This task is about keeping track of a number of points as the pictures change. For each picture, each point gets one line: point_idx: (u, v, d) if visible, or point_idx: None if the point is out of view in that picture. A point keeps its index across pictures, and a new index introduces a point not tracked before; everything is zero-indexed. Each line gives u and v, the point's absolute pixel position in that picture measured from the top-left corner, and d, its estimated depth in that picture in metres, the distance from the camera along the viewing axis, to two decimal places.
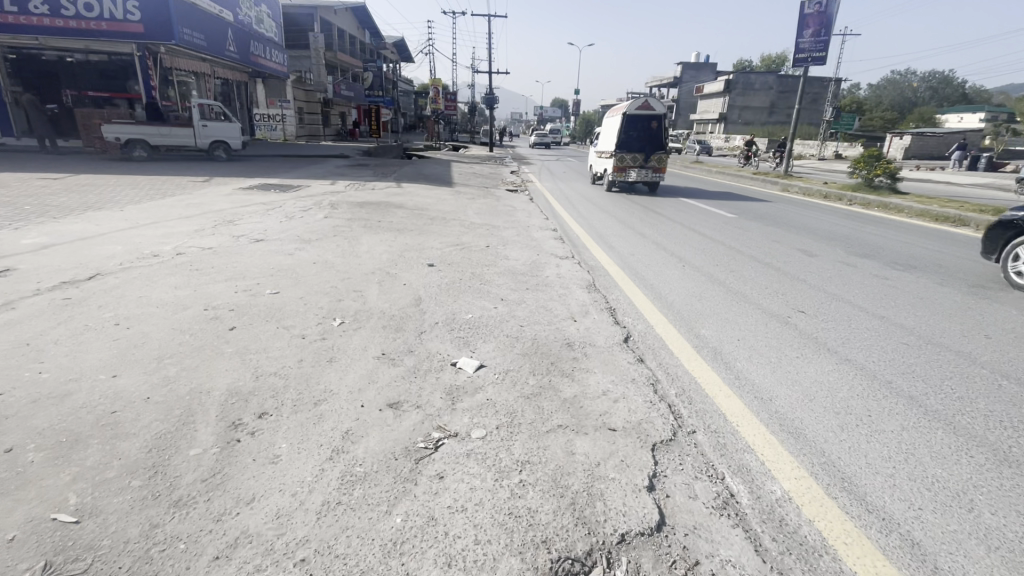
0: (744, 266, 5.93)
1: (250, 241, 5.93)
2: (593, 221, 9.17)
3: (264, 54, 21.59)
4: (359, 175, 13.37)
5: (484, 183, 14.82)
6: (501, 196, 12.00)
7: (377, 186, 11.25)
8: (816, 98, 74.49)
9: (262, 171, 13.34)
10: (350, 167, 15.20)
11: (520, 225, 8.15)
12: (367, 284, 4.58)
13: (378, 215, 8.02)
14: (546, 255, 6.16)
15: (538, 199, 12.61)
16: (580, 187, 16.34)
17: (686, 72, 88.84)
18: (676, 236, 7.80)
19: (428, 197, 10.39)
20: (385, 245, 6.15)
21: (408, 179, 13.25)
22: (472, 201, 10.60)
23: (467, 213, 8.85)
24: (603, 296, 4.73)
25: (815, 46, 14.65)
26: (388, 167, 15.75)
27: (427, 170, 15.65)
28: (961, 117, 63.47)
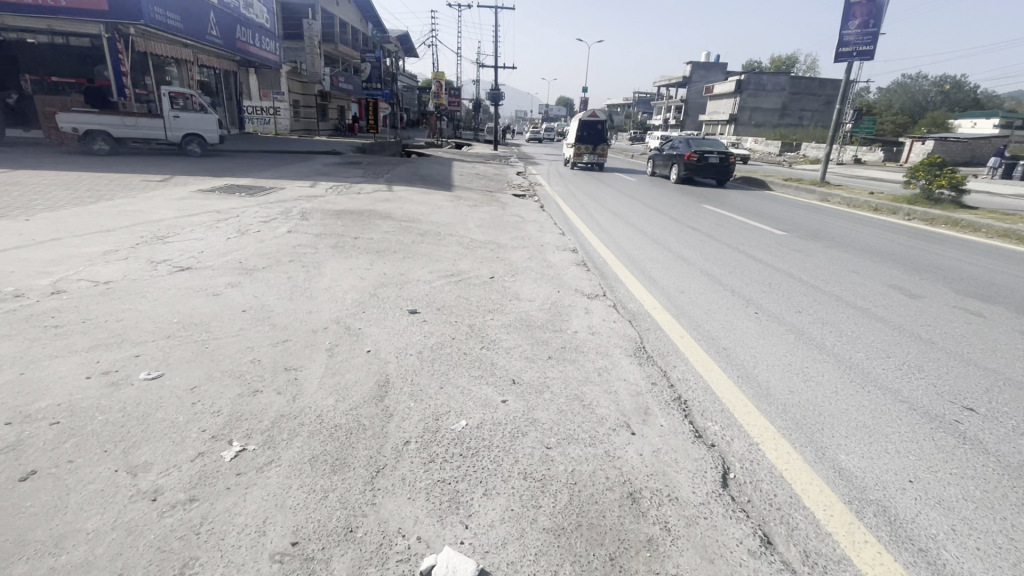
0: (837, 315, 4.43)
1: (172, 267, 4.43)
2: (619, 237, 7.63)
3: (252, 41, 20.09)
4: (347, 176, 11.88)
5: (488, 186, 13.34)
6: (506, 202, 10.52)
7: (364, 189, 9.74)
8: (829, 101, 72.79)
9: (239, 169, 11.85)
10: (339, 166, 13.71)
11: (532, 244, 6.66)
12: (311, 352, 3.06)
13: (357, 228, 6.56)
14: (568, 293, 4.65)
15: (549, 206, 11.05)
16: (594, 192, 14.76)
17: (696, 72, 87.07)
18: (726, 262, 6.28)
19: (422, 203, 8.90)
20: (353, 274, 4.65)
21: (403, 180, 11.77)
22: (474, 209, 9.11)
23: (467, 226, 7.37)
24: (665, 377, 3.15)
25: (861, 39, 13.11)
26: (383, 166, 14.26)
27: (425, 170, 14.14)
28: (978, 122, 61.84)
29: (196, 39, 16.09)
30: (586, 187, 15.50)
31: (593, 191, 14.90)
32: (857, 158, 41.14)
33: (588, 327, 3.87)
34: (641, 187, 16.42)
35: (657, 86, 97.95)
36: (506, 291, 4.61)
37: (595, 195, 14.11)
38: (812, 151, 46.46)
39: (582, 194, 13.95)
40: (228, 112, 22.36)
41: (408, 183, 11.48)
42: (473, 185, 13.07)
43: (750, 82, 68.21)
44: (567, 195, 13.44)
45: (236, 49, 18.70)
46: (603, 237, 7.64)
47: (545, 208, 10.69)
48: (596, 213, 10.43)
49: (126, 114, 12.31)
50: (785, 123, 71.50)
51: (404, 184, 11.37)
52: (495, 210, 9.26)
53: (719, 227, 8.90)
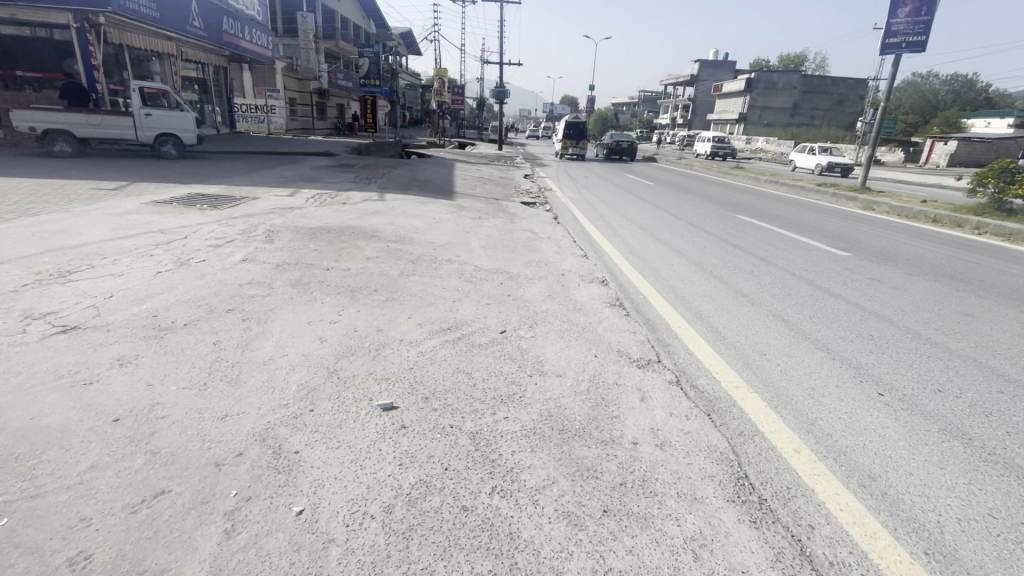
0: (996, 396, 3.13)
1: (53, 323, 3.18)
2: (652, 259, 6.33)
3: (240, 34, 18.85)
4: (335, 182, 10.58)
5: (493, 191, 12.04)
6: (514, 213, 9.20)
7: (350, 199, 8.43)
8: (841, 99, 70.97)
9: (213, 173, 10.57)
10: (329, 169, 12.47)
11: (550, 273, 5.37)
12: (195, 524, 1.76)
13: (333, 252, 5.27)
14: (609, 359, 3.36)
15: (562, 216, 9.70)
16: (607, 197, 13.48)
17: (703, 71, 85.31)
18: (794, 297, 5.00)
19: (417, 217, 7.58)
20: (310, 332, 3.34)
21: (397, 186, 10.46)
22: (477, 222, 7.80)
23: (468, 248, 6.06)
24: (806, 562, 1.84)
25: (911, 29, 11.78)
26: (377, 170, 12.98)
27: (423, 174, 12.82)
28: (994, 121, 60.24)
29: (176, 30, 14.87)
30: (597, 192, 14.25)
31: (605, 196, 13.66)
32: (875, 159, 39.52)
33: (652, 435, 2.56)
34: (656, 192, 15.12)
35: (664, 84, 96.63)
36: (522, 357, 3.30)
37: (608, 201, 12.81)
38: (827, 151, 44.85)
39: (594, 200, 12.64)
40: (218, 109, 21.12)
41: (403, 189, 10.17)
42: (477, 191, 11.76)
43: (760, 80, 66.46)
44: (579, 202, 12.13)
45: (223, 42, 17.42)
46: (631, 259, 6.34)
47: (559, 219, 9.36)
48: (616, 223, 9.11)
49: (90, 112, 11.08)
50: (795, 123, 69.79)
51: (399, 190, 10.07)
52: (500, 224, 7.94)
53: (763, 244, 7.60)
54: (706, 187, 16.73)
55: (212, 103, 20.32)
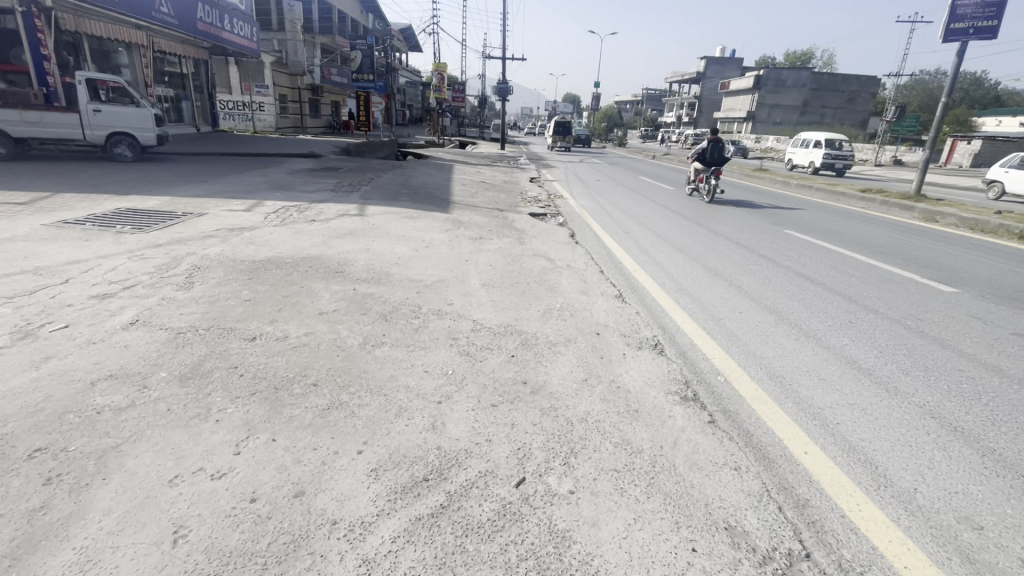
0: None
1: None
2: (708, 300, 4.78)
3: (218, 23, 17.27)
4: (310, 189, 9.03)
5: (494, 199, 10.49)
6: (522, 229, 7.65)
7: (321, 214, 6.89)
8: (851, 97, 69.11)
9: (168, 178, 9.02)
10: (307, 173, 10.94)
11: (578, 332, 3.81)
12: None
13: (271, 304, 3.72)
14: (717, 563, 1.82)
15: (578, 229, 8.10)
16: (623, 202, 11.87)
17: (709, 68, 83.37)
18: (938, 371, 3.45)
19: (401, 239, 6.04)
20: (165, 511, 1.80)
21: (384, 195, 8.92)
22: (477, 245, 6.25)
23: (465, 289, 4.50)
24: None
25: (980, 13, 10.20)
26: (363, 174, 11.45)
27: (417, 179, 11.27)
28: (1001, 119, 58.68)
29: (140, 16, 13.31)
30: (611, 196, 12.66)
31: (620, 201, 12.05)
32: (894, 160, 37.81)
33: None
34: (676, 196, 13.48)
35: (668, 81, 94.96)
36: (558, 566, 1.74)
37: (625, 207, 11.20)
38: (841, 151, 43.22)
39: (610, 207, 11.04)
40: (198, 105, 19.58)
41: (390, 199, 8.61)
42: (476, 198, 10.22)
43: (769, 77, 64.58)
44: (594, 209, 10.54)
45: (196, 31, 15.90)
46: (683, 300, 4.77)
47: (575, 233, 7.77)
48: (645, 238, 7.51)
49: (26, 108, 9.55)
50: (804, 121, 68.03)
51: (387, 200, 8.53)
52: (505, 246, 6.39)
53: (837, 271, 6.06)
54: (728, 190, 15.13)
55: (190, 98, 18.79)
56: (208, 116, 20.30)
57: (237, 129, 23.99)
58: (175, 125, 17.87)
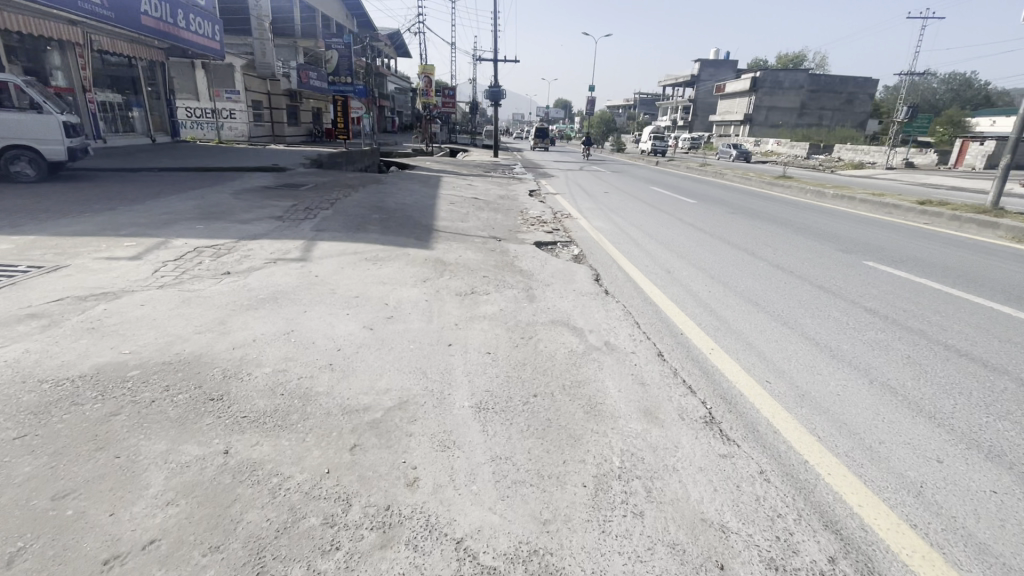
0: None
1: None
2: (858, 423, 2.84)
3: (168, 18, 15.16)
4: (252, 215, 7.01)
5: (489, 222, 8.49)
6: (530, 271, 5.64)
7: (246, 261, 4.89)
8: (850, 98, 67.80)
9: (66, 204, 6.98)
10: (259, 193, 8.94)
11: (679, 570, 1.80)
12: None
13: (7, 532, 1.70)
14: None
15: (602, 266, 6.10)
16: (643, 220, 9.95)
17: (704, 70, 82.13)
18: None
19: (352, 302, 4.03)
20: None
21: (345, 222, 6.91)
22: (468, 309, 4.24)
23: (443, 430, 2.49)
24: None
25: None
26: (330, 193, 9.44)
27: (395, 198, 9.27)
28: (998, 117, 56.85)
29: (63, 7, 11.23)
30: (626, 213, 10.74)
31: (640, 219, 10.14)
32: (906, 161, 36.12)
33: None
34: (701, 210, 11.54)
35: (662, 85, 93.72)
36: None
37: (647, 226, 9.27)
38: (847, 153, 41.63)
39: (631, 227, 9.08)
40: (155, 114, 17.51)
41: (352, 227, 6.59)
42: (468, 221, 8.22)
43: (766, 78, 63.22)
44: (612, 232, 8.55)
45: (141, 27, 13.86)
46: (821, 426, 2.79)
47: (600, 273, 5.78)
48: (696, 281, 5.55)
49: None
50: (802, 123, 66.73)
51: (348, 229, 6.51)
52: (507, 307, 4.37)
53: (1000, 340, 4.09)
54: (755, 201, 13.25)
55: (143, 106, 16.73)
56: (168, 126, 18.24)
57: (200, 139, 21.90)
58: (125, 136, 15.88)
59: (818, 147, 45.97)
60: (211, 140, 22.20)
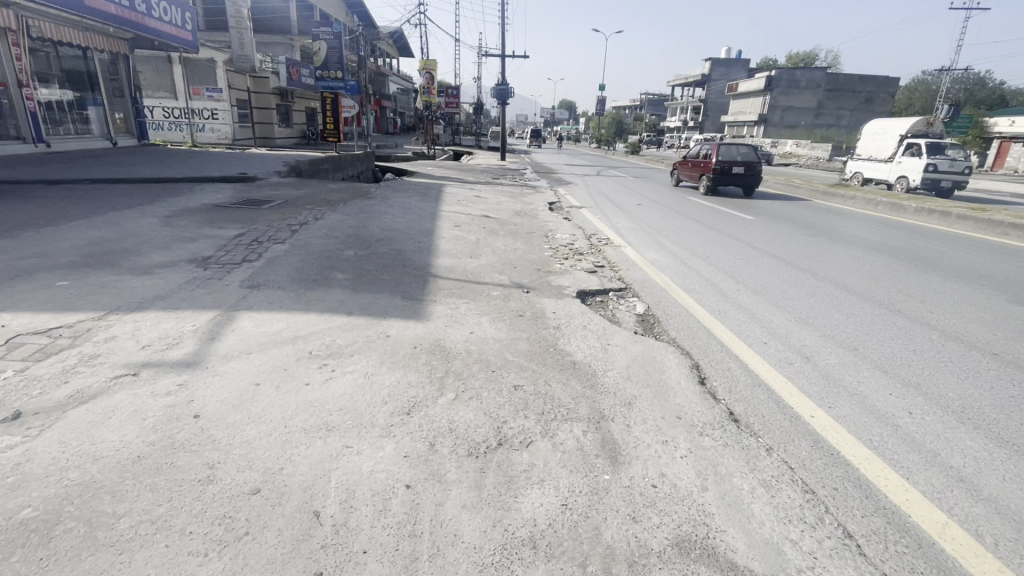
0: None
1: None
2: None
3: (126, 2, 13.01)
4: (166, 255, 4.82)
5: (507, 256, 6.23)
6: (588, 365, 3.39)
7: (83, 369, 2.70)
8: (868, 98, 65.38)
9: None
10: (201, 216, 6.78)
11: None
12: None
13: None
14: None
15: (698, 348, 3.84)
16: (702, 245, 7.74)
17: (715, 69, 79.78)
18: None
19: (241, 515, 1.82)
20: None
21: (300, 268, 4.68)
22: (495, 513, 1.99)
23: None
24: None
25: None
26: (298, 214, 7.25)
27: (381, 221, 7.05)
28: None
29: None
30: (676, 234, 8.53)
31: (697, 242, 7.94)
32: (943, 165, 33.67)
33: None
34: (763, 229, 9.34)
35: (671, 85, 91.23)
36: None
37: (713, 254, 7.07)
38: None
39: (694, 256, 6.88)
40: (118, 113, 15.43)
41: (308, 280, 4.37)
42: (479, 256, 6.00)
43: (782, 78, 60.86)
44: (673, 266, 6.33)
45: (87, 9, 11.67)
46: None
47: (703, 367, 3.51)
48: (868, 383, 3.35)
49: None
50: (819, 124, 64.11)
51: (298, 283, 4.27)
52: (578, 503, 2.09)
53: None
54: (817, 215, 11.05)
55: (102, 104, 14.65)
56: (134, 128, 16.10)
57: (174, 141, 19.83)
58: (78, 138, 13.78)
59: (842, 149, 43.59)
60: (186, 141, 20.11)
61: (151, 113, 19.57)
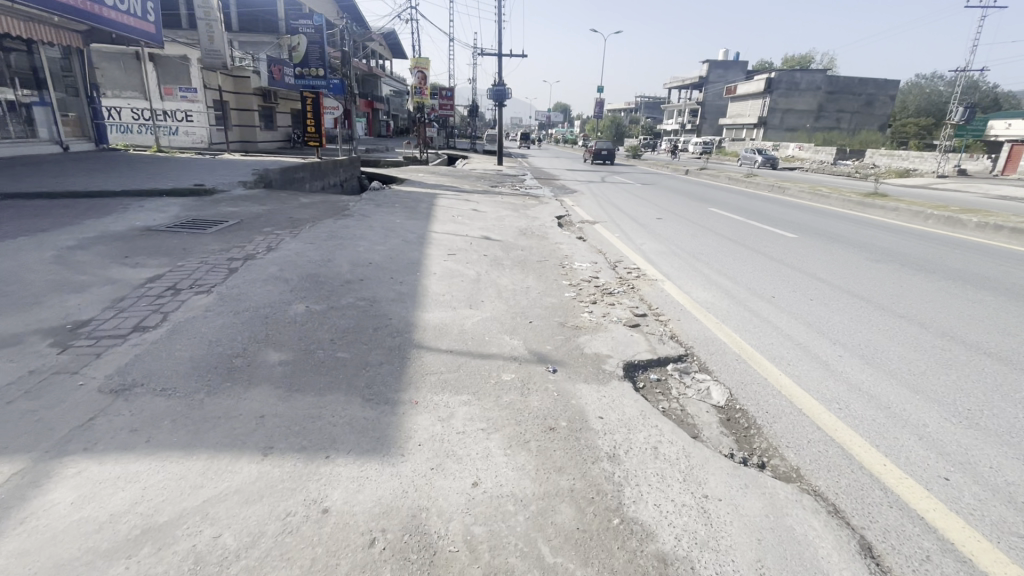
0: None
1: None
2: None
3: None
4: (17, 322, 3.23)
5: (518, 302, 4.67)
6: (690, 566, 1.86)
7: None
8: (868, 100, 64.68)
9: None
10: (119, 245, 5.23)
11: None
12: None
13: None
14: None
15: (852, 503, 2.31)
16: (756, 275, 6.26)
17: (713, 71, 78.80)
18: None
19: None
20: None
21: (216, 345, 3.11)
22: None
23: None
24: None
25: None
26: (247, 242, 5.66)
27: (353, 251, 5.48)
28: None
29: None
30: (718, 259, 7.05)
31: (747, 270, 6.46)
32: (956, 169, 32.69)
33: None
34: (814, 249, 7.88)
35: (668, 87, 90.31)
36: None
37: (776, 291, 5.60)
38: (881, 159, 37.99)
39: (754, 296, 5.39)
40: (71, 114, 13.84)
41: (219, 371, 2.80)
42: (480, 305, 4.44)
43: (782, 80, 59.91)
44: (736, 313, 4.82)
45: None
46: None
47: (889, 563, 1.98)
48: None
49: None
50: (820, 126, 63.15)
51: (200, 379, 2.70)
52: None
53: None
54: (865, 229, 9.61)
55: (51, 104, 13.05)
56: (90, 130, 14.52)
57: (140, 144, 18.16)
58: (20, 143, 12.18)
59: (846, 152, 42.61)
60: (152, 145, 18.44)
61: (118, 113, 17.85)
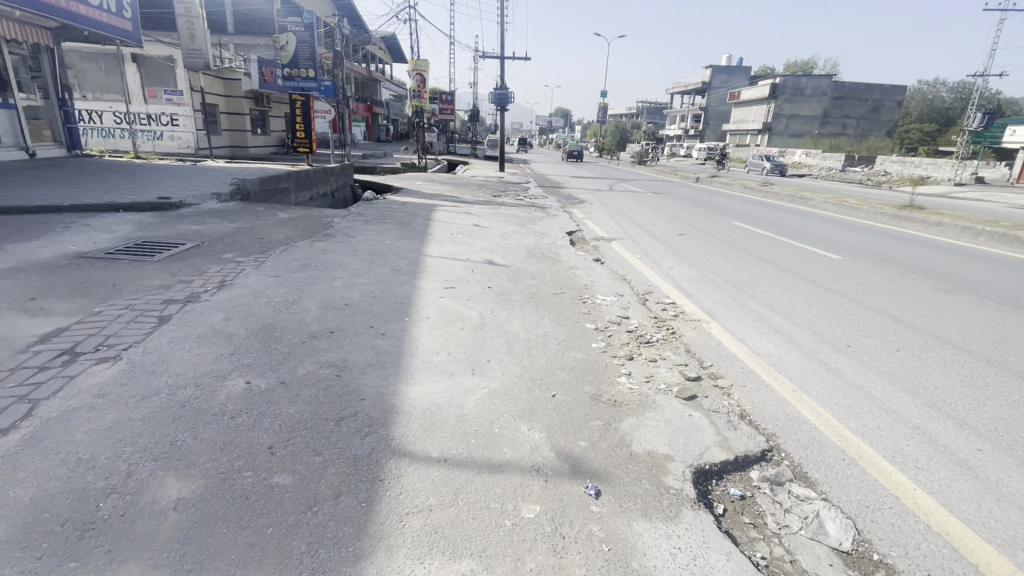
0: None
1: None
2: None
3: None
4: None
5: (534, 362, 3.59)
6: None
7: None
8: (875, 106, 63.76)
9: None
10: (30, 281, 4.17)
11: None
12: None
13: None
14: None
15: None
16: (819, 313, 5.19)
17: (717, 77, 77.93)
18: None
19: None
20: None
21: (87, 467, 2.03)
22: None
23: None
24: None
25: None
26: (198, 275, 4.60)
27: (326, 288, 4.40)
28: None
29: None
30: (764, 289, 5.99)
31: (805, 306, 5.39)
32: (973, 177, 31.67)
33: None
34: (869, 275, 6.80)
35: (670, 93, 89.52)
36: None
37: (850, 336, 4.54)
38: (893, 166, 37.00)
39: (827, 345, 4.32)
40: (39, 119, 12.87)
41: (66, 533, 1.73)
42: (485, 369, 3.37)
43: (787, 85, 58.96)
44: (815, 375, 3.75)
45: None
46: None
47: None
48: None
49: None
50: (825, 132, 62.25)
51: (27, 556, 1.62)
52: None
53: None
54: (915, 247, 8.53)
55: (18, 109, 11.97)
56: (61, 135, 13.53)
57: (112, 152, 17.09)
58: None
59: (856, 158, 41.58)
60: (126, 152, 17.44)
61: (99, 117, 17.14)
